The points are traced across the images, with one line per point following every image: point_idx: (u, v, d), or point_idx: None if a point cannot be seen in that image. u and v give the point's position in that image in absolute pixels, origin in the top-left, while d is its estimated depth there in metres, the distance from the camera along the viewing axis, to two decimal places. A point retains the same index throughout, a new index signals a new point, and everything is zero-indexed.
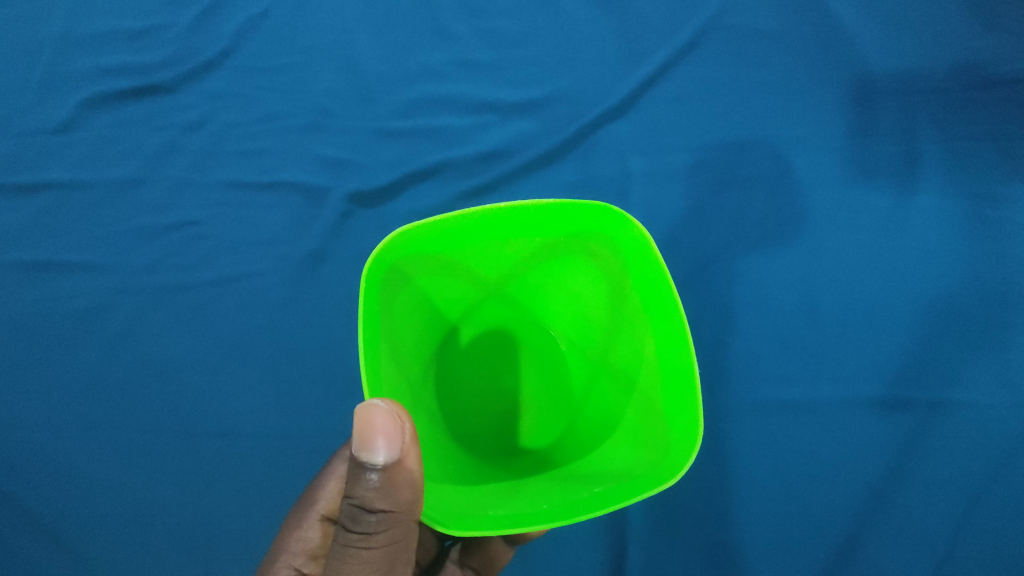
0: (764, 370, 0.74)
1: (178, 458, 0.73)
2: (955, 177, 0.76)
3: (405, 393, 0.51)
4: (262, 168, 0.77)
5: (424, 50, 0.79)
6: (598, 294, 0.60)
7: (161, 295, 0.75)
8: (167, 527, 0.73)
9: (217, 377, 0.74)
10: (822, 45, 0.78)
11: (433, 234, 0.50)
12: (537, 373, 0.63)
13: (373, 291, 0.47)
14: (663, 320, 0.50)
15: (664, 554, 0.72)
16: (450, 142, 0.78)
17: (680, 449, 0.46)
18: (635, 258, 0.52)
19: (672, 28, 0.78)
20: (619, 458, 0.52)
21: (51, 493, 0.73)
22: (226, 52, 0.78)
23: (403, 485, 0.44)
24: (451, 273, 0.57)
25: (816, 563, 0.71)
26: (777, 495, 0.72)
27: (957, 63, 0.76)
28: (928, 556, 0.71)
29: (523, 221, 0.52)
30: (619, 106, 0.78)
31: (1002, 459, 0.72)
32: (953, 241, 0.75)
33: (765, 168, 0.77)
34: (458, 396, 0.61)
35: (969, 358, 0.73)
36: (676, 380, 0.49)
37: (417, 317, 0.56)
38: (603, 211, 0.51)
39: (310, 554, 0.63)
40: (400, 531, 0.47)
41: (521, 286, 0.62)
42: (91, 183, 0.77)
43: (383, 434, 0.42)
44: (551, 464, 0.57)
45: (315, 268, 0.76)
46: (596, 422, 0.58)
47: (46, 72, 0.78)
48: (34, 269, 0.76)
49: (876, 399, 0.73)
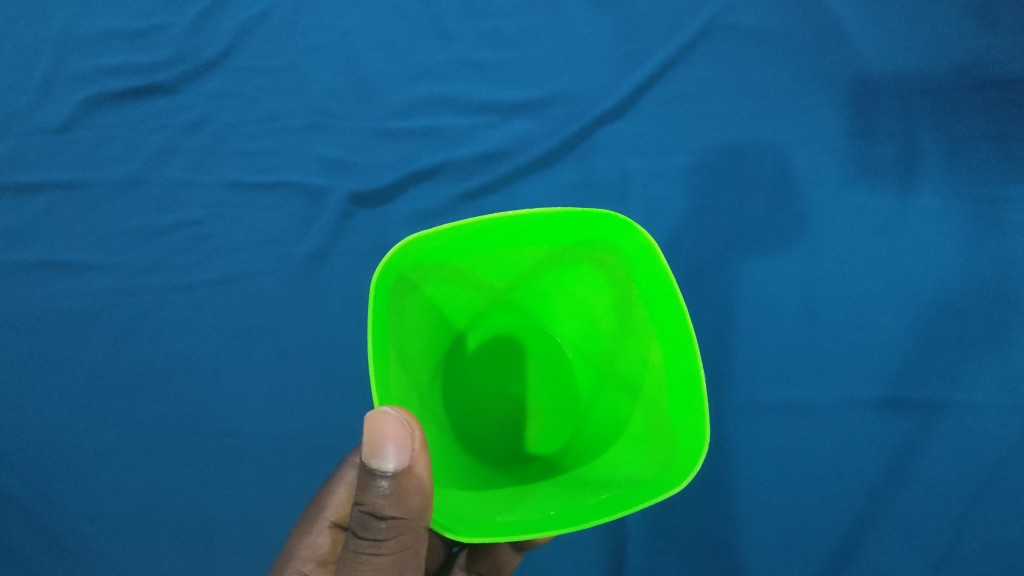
0: (764, 370, 0.75)
1: (179, 458, 0.73)
2: (956, 177, 0.76)
3: (413, 399, 0.51)
4: (263, 168, 0.77)
5: (425, 50, 0.78)
6: (604, 302, 0.60)
7: (162, 295, 0.75)
8: (169, 526, 0.73)
9: (218, 379, 0.74)
10: (824, 47, 0.77)
11: (443, 243, 0.50)
12: (543, 380, 0.64)
13: (383, 298, 0.48)
14: (668, 327, 0.51)
15: (665, 553, 0.72)
16: (451, 142, 0.78)
17: (687, 453, 0.47)
18: (642, 266, 0.52)
19: (673, 29, 0.78)
20: (626, 464, 0.52)
21: (53, 494, 0.74)
22: (226, 52, 0.78)
23: (413, 491, 0.44)
24: (459, 281, 0.57)
25: (817, 562, 0.72)
26: (777, 495, 0.73)
27: (956, 64, 0.77)
28: (927, 554, 0.72)
29: (530, 229, 0.52)
30: (619, 107, 0.78)
31: (1003, 459, 0.72)
32: (954, 243, 0.75)
33: (767, 168, 0.77)
34: (465, 403, 0.61)
35: (968, 359, 0.74)
36: (682, 387, 0.49)
37: (424, 325, 0.56)
38: (609, 219, 0.51)
39: (320, 560, 0.63)
40: (410, 537, 0.47)
41: (528, 294, 0.62)
42: (91, 183, 0.76)
43: (393, 441, 0.43)
44: (557, 470, 0.58)
45: (316, 269, 0.76)
46: (602, 429, 0.58)
47: (45, 71, 0.77)
48: (33, 269, 0.75)
49: (876, 399, 0.74)
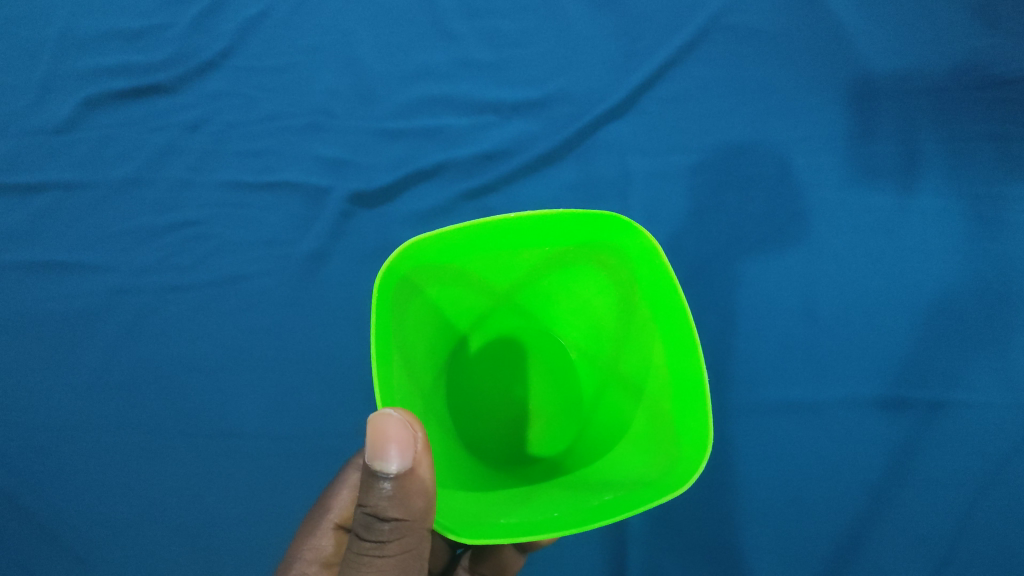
0: (764, 369, 0.75)
1: (180, 458, 0.73)
2: (956, 177, 0.76)
3: (416, 402, 0.51)
4: (263, 168, 0.77)
5: (425, 50, 0.78)
6: (608, 303, 0.60)
7: (162, 295, 0.75)
8: (170, 527, 0.73)
9: (218, 379, 0.74)
10: (824, 46, 0.77)
11: (446, 245, 0.50)
12: (547, 381, 0.64)
13: (386, 301, 0.48)
14: (670, 328, 0.51)
15: (665, 552, 0.72)
16: (451, 142, 0.78)
17: (691, 454, 0.47)
18: (644, 267, 0.52)
19: (674, 28, 0.78)
20: (629, 465, 0.53)
21: (53, 494, 0.73)
22: (226, 52, 0.77)
23: (415, 494, 0.44)
24: (462, 282, 0.57)
25: (817, 562, 0.72)
26: (777, 494, 0.73)
27: (955, 63, 0.77)
28: (927, 554, 0.72)
29: (533, 231, 0.52)
30: (619, 107, 0.78)
31: (1003, 459, 0.72)
32: (954, 242, 0.76)
33: (767, 168, 0.77)
34: (469, 404, 0.62)
35: (969, 359, 0.74)
36: (685, 388, 0.49)
37: (428, 327, 0.56)
38: (612, 220, 0.51)
39: (323, 562, 0.63)
40: (413, 539, 0.47)
41: (531, 295, 0.62)
42: (91, 183, 0.76)
43: (396, 443, 0.42)
44: (561, 472, 0.58)
45: (316, 269, 0.76)
46: (606, 430, 0.58)
47: (44, 71, 0.77)
48: (34, 270, 0.75)
49: (876, 398, 0.74)
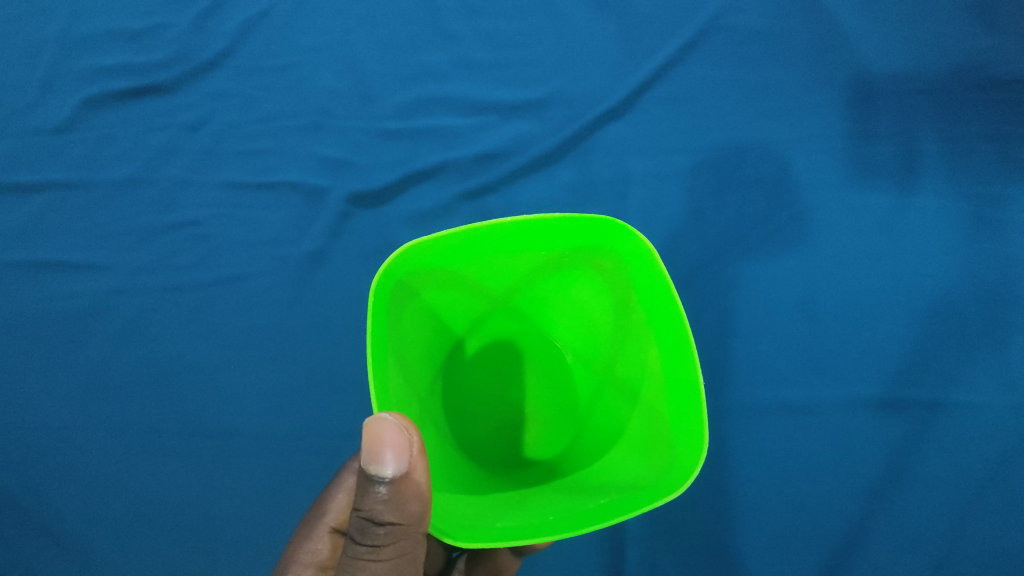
0: (763, 369, 0.75)
1: (179, 458, 0.74)
2: (956, 177, 0.76)
3: (411, 405, 0.51)
4: (262, 168, 0.77)
5: (424, 50, 0.78)
6: (604, 306, 0.60)
7: (163, 295, 0.75)
8: (170, 526, 0.73)
9: (217, 380, 0.74)
10: (824, 46, 0.77)
11: (441, 249, 0.50)
12: (543, 385, 0.64)
13: (382, 304, 0.48)
14: (666, 331, 0.51)
15: (663, 553, 0.72)
16: (450, 142, 0.78)
17: (686, 458, 0.47)
18: (641, 270, 0.52)
19: (674, 28, 0.78)
20: (625, 469, 0.53)
21: (55, 493, 0.74)
22: (226, 52, 0.77)
23: (411, 498, 0.45)
24: (458, 286, 0.57)
25: (815, 562, 0.72)
26: (776, 494, 0.73)
27: (956, 63, 0.76)
28: (926, 555, 0.72)
29: (530, 235, 0.52)
30: (619, 106, 0.77)
31: (1001, 460, 0.72)
32: (954, 243, 0.75)
33: (767, 168, 0.77)
34: (465, 407, 0.62)
35: (968, 360, 0.74)
36: (681, 391, 0.49)
37: (423, 330, 0.57)
38: (608, 224, 0.51)
39: (319, 565, 0.63)
40: (408, 543, 0.47)
41: (527, 299, 0.62)
42: (90, 183, 0.76)
43: (392, 447, 0.42)
44: (556, 475, 0.58)
45: (315, 269, 0.76)
46: (602, 434, 0.59)
47: (45, 71, 0.77)
48: (34, 269, 0.76)
49: (875, 400, 0.74)
